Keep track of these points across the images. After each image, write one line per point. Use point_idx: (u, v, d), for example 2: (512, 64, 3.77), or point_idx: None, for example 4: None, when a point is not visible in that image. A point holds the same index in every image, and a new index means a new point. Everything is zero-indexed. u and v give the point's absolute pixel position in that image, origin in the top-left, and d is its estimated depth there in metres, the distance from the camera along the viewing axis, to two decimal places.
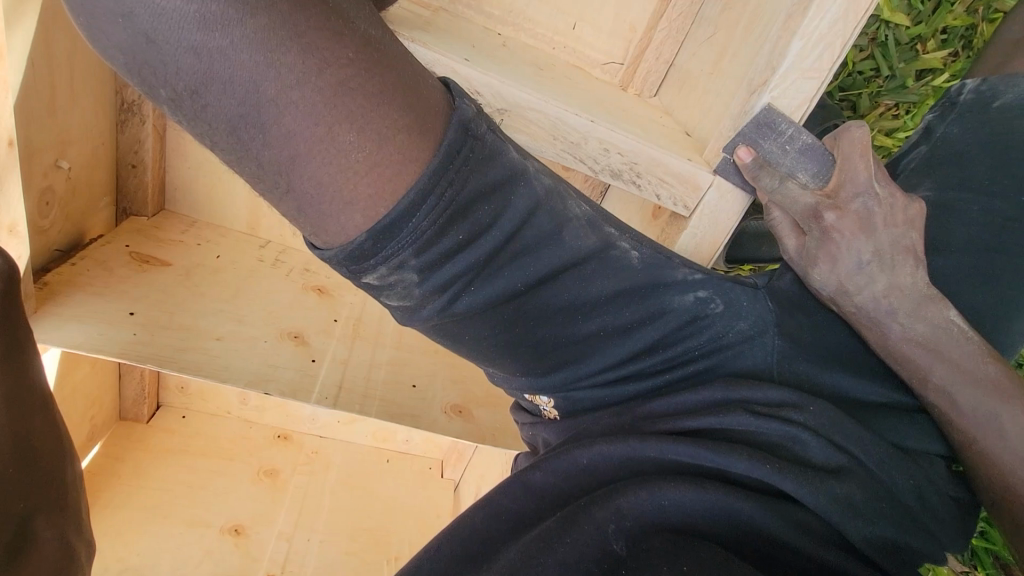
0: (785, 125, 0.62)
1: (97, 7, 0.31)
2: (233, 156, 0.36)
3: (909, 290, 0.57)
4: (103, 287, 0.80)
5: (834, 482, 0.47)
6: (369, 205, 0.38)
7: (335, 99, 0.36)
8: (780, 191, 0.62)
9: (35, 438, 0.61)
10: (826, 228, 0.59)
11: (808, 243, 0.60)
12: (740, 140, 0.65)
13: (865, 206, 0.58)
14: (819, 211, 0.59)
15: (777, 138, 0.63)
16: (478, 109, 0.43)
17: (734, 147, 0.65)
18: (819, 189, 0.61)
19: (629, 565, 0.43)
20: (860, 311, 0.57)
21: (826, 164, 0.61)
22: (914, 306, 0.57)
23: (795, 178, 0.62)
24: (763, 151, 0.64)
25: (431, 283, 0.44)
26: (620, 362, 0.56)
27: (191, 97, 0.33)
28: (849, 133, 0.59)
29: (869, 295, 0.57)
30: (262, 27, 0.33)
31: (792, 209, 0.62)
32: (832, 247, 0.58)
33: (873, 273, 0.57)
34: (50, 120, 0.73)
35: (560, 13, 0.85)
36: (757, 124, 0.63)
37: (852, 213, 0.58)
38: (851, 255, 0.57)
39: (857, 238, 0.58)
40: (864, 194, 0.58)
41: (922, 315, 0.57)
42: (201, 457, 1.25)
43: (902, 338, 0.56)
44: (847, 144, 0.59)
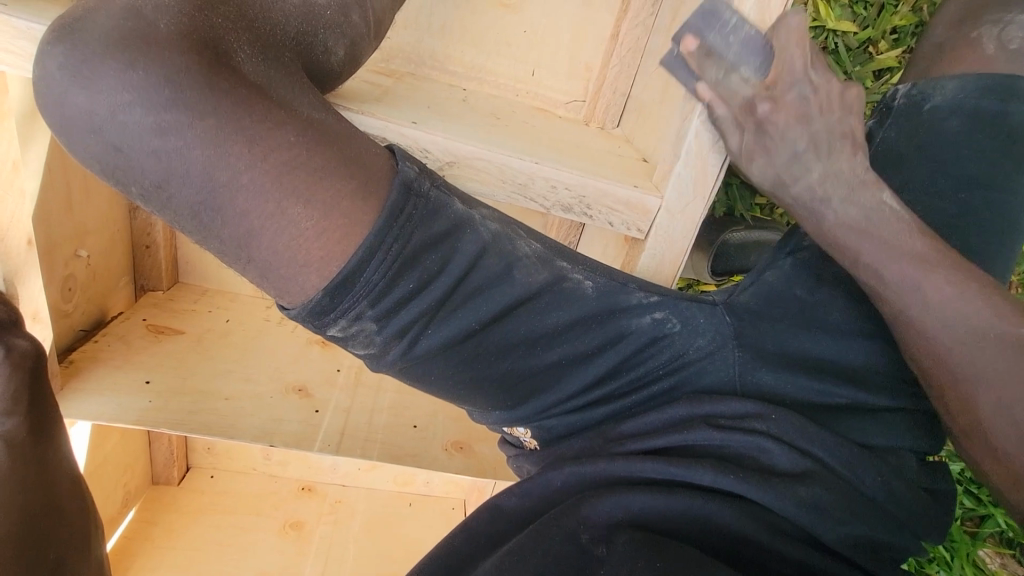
0: (730, 15, 0.58)
1: (77, 129, 0.38)
2: (198, 236, 0.42)
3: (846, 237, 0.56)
4: (121, 361, 0.86)
5: (799, 486, 0.48)
6: (321, 266, 0.43)
7: (281, 177, 0.41)
8: (723, 85, 0.60)
9: (65, 506, 0.68)
10: (761, 120, 0.60)
11: (746, 137, 0.61)
12: (687, 30, 0.59)
13: (801, 95, 0.58)
14: (754, 103, 0.60)
15: (723, 27, 0.58)
16: (420, 169, 0.48)
17: (679, 38, 0.60)
18: (760, 81, 0.59)
19: (610, 562, 0.45)
20: None
21: (767, 57, 0.59)
22: None
23: (738, 71, 0.60)
24: (709, 40, 0.59)
25: (390, 330, 0.48)
26: (587, 388, 0.58)
27: (157, 190, 0.39)
28: (788, 19, 0.56)
29: (804, 184, 0.59)
30: (210, 126, 0.39)
31: (732, 104, 0.61)
32: (770, 139, 0.60)
33: (807, 162, 0.58)
34: (68, 217, 0.82)
35: (520, 62, 0.92)
36: (704, 12, 0.58)
37: (788, 104, 0.58)
38: (786, 146, 0.59)
39: (792, 126, 0.58)
40: (800, 83, 0.58)
41: (856, 199, 0.56)
42: (229, 515, 1.29)
43: (836, 223, 0.56)
44: (784, 32, 0.57)
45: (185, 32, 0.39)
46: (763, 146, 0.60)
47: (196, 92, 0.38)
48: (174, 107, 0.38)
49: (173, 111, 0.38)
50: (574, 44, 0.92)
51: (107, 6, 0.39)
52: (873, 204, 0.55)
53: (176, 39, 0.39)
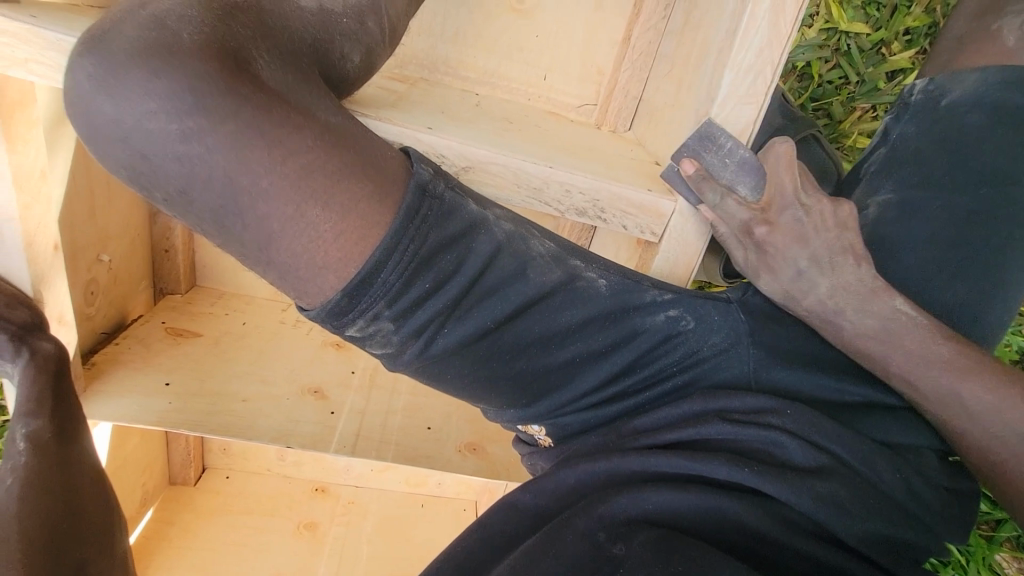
0: (725, 139, 0.62)
1: (105, 136, 0.40)
2: (220, 239, 0.43)
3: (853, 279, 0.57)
4: (141, 363, 0.88)
5: (815, 481, 0.48)
6: (339, 267, 0.44)
7: (300, 181, 0.42)
8: (721, 206, 0.61)
9: (88, 506, 0.69)
10: (761, 240, 0.60)
11: (749, 256, 0.61)
12: (684, 152, 0.63)
13: (796, 218, 0.58)
14: (750, 226, 0.60)
15: (718, 152, 0.62)
16: (435, 171, 0.49)
17: (678, 159, 0.63)
18: (755, 202, 0.61)
19: (627, 565, 0.44)
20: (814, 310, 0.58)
21: (760, 178, 0.61)
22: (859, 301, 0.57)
23: (734, 191, 0.61)
24: (706, 163, 0.62)
25: (406, 329, 0.49)
26: (601, 386, 0.59)
27: (181, 196, 0.41)
28: (776, 147, 0.59)
29: (816, 297, 0.58)
30: (232, 133, 0.40)
31: (732, 225, 0.62)
32: (771, 258, 0.59)
33: (814, 277, 0.58)
34: (92, 223, 0.84)
35: (531, 67, 0.93)
36: (700, 136, 0.62)
37: (783, 226, 0.58)
38: (790, 263, 0.58)
39: (791, 248, 0.58)
40: (793, 207, 0.58)
41: (869, 310, 0.56)
42: (245, 516, 1.31)
43: (855, 333, 0.57)
44: (773, 159, 0.59)
45: (207, 41, 0.40)
46: (766, 265, 0.59)
47: (217, 99, 0.39)
48: (198, 114, 0.39)
49: (196, 117, 0.39)
50: (586, 48, 0.93)
51: (131, 18, 0.40)
52: (889, 313, 0.56)
53: (198, 47, 0.40)
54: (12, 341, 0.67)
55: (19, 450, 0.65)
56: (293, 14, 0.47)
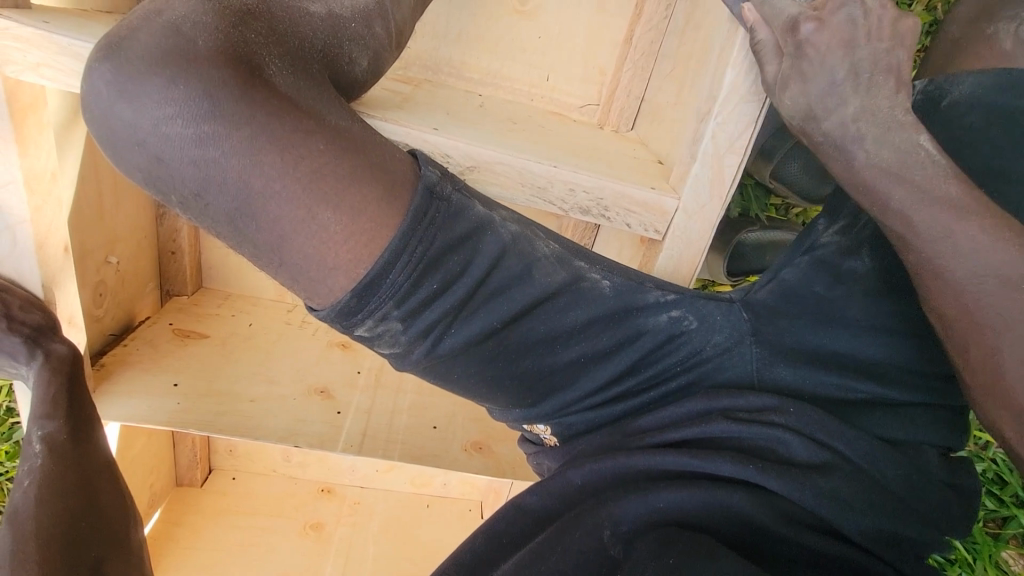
0: None
1: (120, 142, 0.40)
2: (233, 241, 0.44)
3: (883, 112, 0.53)
4: (149, 363, 0.89)
5: (819, 478, 0.49)
6: (350, 268, 0.45)
7: (311, 184, 0.43)
8: (769, 2, 0.56)
9: (102, 503, 0.69)
10: (802, 42, 0.54)
11: (785, 62, 0.56)
12: None
13: (848, 18, 0.53)
14: (798, 22, 0.54)
15: None
16: (442, 173, 0.50)
17: None
18: (808, 3, 0.55)
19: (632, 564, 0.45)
20: None
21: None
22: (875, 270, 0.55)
23: None
24: None
25: (414, 330, 0.50)
26: (606, 385, 0.59)
27: (195, 199, 0.41)
28: None
29: (841, 116, 0.54)
30: (245, 137, 0.41)
31: (774, 25, 0.56)
32: (807, 63, 0.54)
33: (846, 94, 0.54)
34: (100, 225, 0.85)
35: (534, 68, 0.94)
36: None
37: (834, 24, 0.53)
38: (824, 73, 0.54)
39: (834, 53, 0.53)
40: (849, 5, 0.53)
41: (891, 141, 0.53)
42: (251, 516, 1.32)
43: (867, 164, 0.53)
44: None
45: (221, 47, 0.41)
46: (798, 71, 0.55)
47: (231, 104, 0.40)
48: (212, 119, 0.40)
49: (211, 123, 0.40)
50: (588, 48, 0.93)
51: (147, 24, 0.41)
52: (909, 146, 0.52)
53: (212, 53, 0.41)
54: (28, 343, 0.69)
55: (35, 453, 0.67)
56: (303, 18, 0.47)
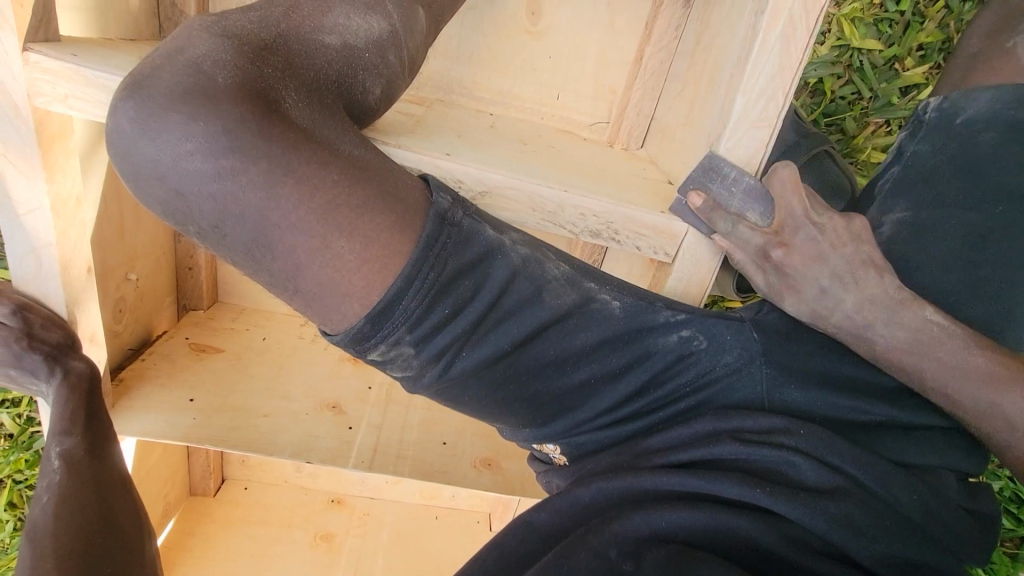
0: (728, 169, 0.65)
1: (143, 177, 0.42)
2: (250, 269, 0.45)
3: (882, 298, 0.58)
4: (166, 378, 0.90)
5: (830, 503, 0.48)
6: (363, 295, 0.46)
7: (326, 215, 0.44)
8: (734, 234, 0.62)
9: (118, 516, 0.71)
10: None
11: (770, 279, 0.61)
12: (690, 184, 0.65)
13: (809, 238, 0.60)
14: (767, 251, 0.61)
15: (723, 181, 0.64)
16: (453, 199, 0.51)
17: (685, 191, 0.65)
18: (766, 227, 0.62)
19: None
20: (839, 324, 0.59)
21: (768, 205, 0.62)
22: (887, 313, 0.58)
23: (745, 218, 0.63)
24: (713, 192, 0.64)
25: (426, 354, 0.50)
26: (616, 406, 0.59)
27: (214, 230, 0.43)
28: (779, 172, 0.61)
29: (843, 312, 0.58)
30: (263, 171, 0.42)
31: (747, 250, 0.62)
32: (792, 279, 0.60)
33: (839, 293, 0.58)
34: (121, 244, 0.87)
35: (544, 86, 0.95)
36: (703, 169, 0.65)
37: (798, 248, 0.60)
38: (811, 282, 0.59)
39: (811, 266, 0.59)
40: (805, 227, 0.60)
41: (899, 321, 0.57)
42: (262, 526, 1.33)
43: (889, 349, 0.57)
44: (778, 182, 0.61)
45: (240, 85, 0.42)
46: (789, 287, 0.60)
47: (250, 140, 0.42)
48: (231, 154, 0.41)
49: (230, 156, 0.41)
50: (598, 68, 0.94)
51: (169, 62, 0.43)
52: (918, 324, 0.57)
53: (232, 91, 0.42)
54: (47, 360, 0.71)
55: (53, 468, 0.68)
56: (318, 50, 0.48)
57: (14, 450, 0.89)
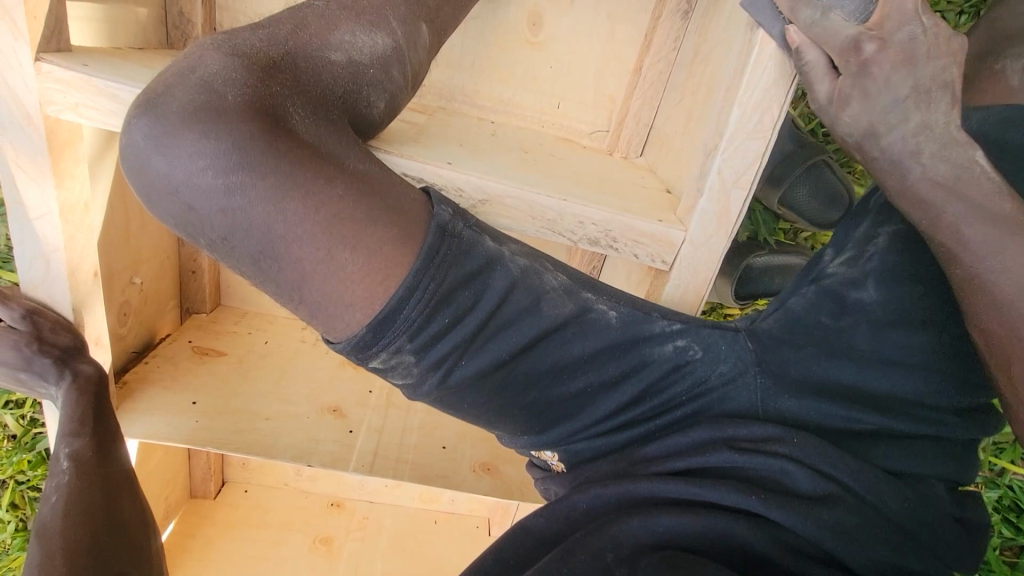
0: None
1: (156, 191, 0.43)
2: (257, 280, 0.46)
3: (946, 125, 0.56)
4: (169, 381, 0.92)
5: (822, 510, 0.50)
6: (366, 305, 0.47)
7: (331, 228, 0.45)
8: (819, 23, 0.58)
9: (125, 516, 0.71)
10: (866, 60, 0.57)
11: (844, 79, 0.59)
12: None
13: (910, 35, 0.56)
14: (859, 41, 0.57)
15: None
16: (454, 211, 0.52)
17: None
18: (860, 20, 0.58)
19: None
20: (887, 145, 0.58)
21: (865, 2, 0.58)
22: (941, 142, 0.56)
23: (833, 10, 0.58)
24: None
25: (426, 362, 0.52)
26: (613, 414, 0.61)
27: (222, 242, 0.44)
28: None
29: (900, 134, 0.57)
30: (271, 186, 0.43)
31: (830, 43, 0.58)
32: (870, 81, 0.57)
33: (909, 108, 0.56)
34: (126, 248, 0.88)
35: (545, 95, 0.96)
36: None
37: (897, 43, 0.56)
38: (889, 90, 0.57)
39: (898, 69, 0.56)
40: (911, 23, 0.56)
41: (948, 153, 0.56)
42: (263, 529, 1.34)
43: (924, 180, 0.57)
44: None
45: (249, 102, 0.44)
46: (862, 89, 0.58)
47: (259, 155, 0.43)
48: (241, 169, 0.43)
49: (239, 172, 0.43)
50: (598, 77, 0.96)
51: (181, 80, 0.44)
52: (966, 158, 0.55)
53: (242, 109, 0.43)
54: (56, 363, 0.73)
55: (63, 469, 0.70)
56: (325, 68, 0.50)
57: (18, 450, 0.90)
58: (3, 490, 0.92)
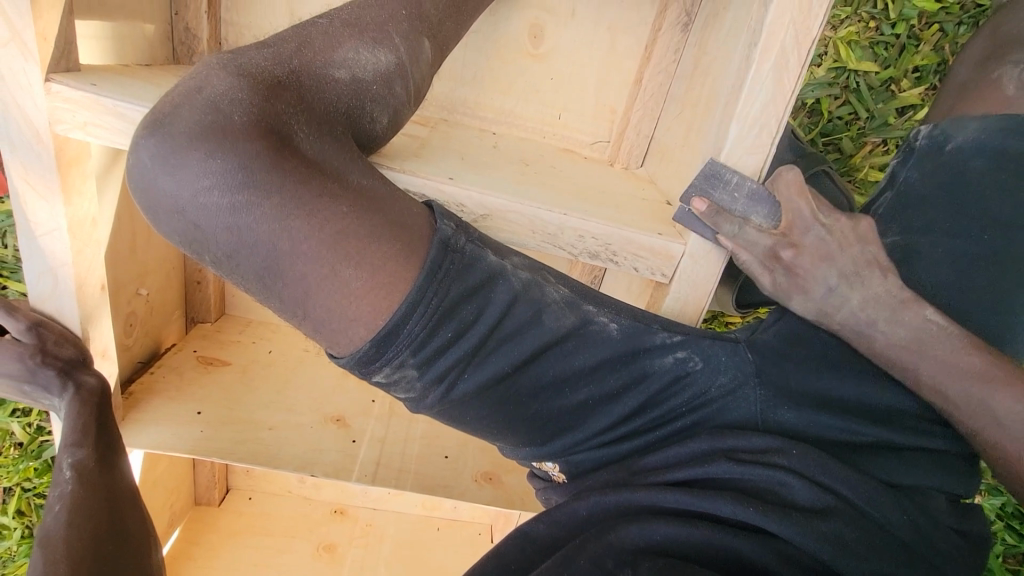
0: (731, 175, 0.64)
1: (162, 211, 0.44)
2: (261, 295, 0.47)
3: (885, 297, 0.60)
4: (174, 391, 0.92)
5: (821, 522, 0.50)
6: (370, 320, 0.47)
7: (335, 244, 0.46)
8: (743, 236, 0.63)
9: (126, 527, 0.73)
10: (789, 264, 0.62)
11: (778, 279, 0.63)
12: (693, 192, 0.64)
13: (819, 238, 0.61)
14: (778, 251, 0.62)
15: (726, 187, 0.64)
16: (457, 226, 0.53)
17: (687, 198, 0.64)
18: (774, 228, 0.63)
19: None
20: (843, 321, 0.61)
21: (774, 207, 0.63)
22: (890, 312, 0.60)
23: (751, 220, 0.64)
24: (717, 199, 0.64)
25: (428, 376, 0.52)
26: (614, 425, 0.61)
27: (227, 258, 0.45)
28: (785, 176, 0.63)
29: (850, 308, 0.61)
30: (275, 205, 0.44)
31: (756, 252, 0.64)
32: (800, 279, 0.62)
33: (846, 291, 0.61)
34: (132, 260, 0.89)
35: (546, 107, 0.97)
36: (707, 175, 0.64)
37: (809, 247, 0.61)
38: (820, 282, 0.61)
39: (819, 267, 0.61)
40: (814, 228, 0.61)
41: (900, 319, 0.59)
42: (266, 536, 1.34)
43: (885, 345, 0.60)
44: (784, 186, 0.62)
45: (253, 122, 0.45)
46: (799, 286, 0.62)
47: (263, 175, 0.44)
48: (245, 189, 0.43)
49: (244, 192, 0.43)
50: (599, 88, 0.96)
51: (188, 101, 0.45)
52: (919, 322, 0.59)
53: (247, 129, 0.44)
54: (61, 376, 0.73)
55: (66, 479, 0.70)
56: (329, 85, 0.51)
57: (25, 458, 0.91)
58: (10, 497, 0.93)
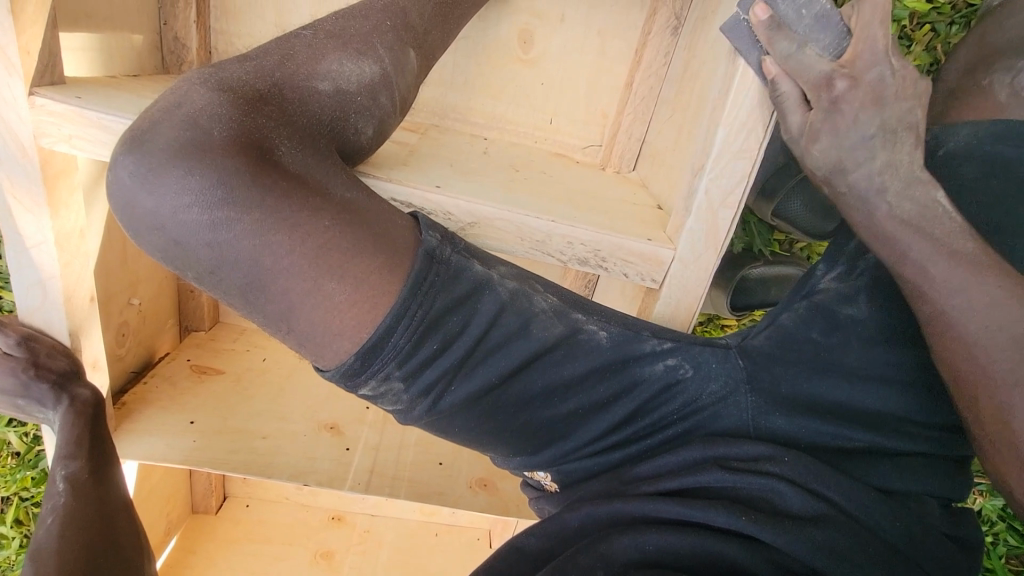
0: None
1: (143, 229, 0.44)
2: (245, 310, 0.47)
3: (907, 164, 0.56)
4: (167, 401, 0.92)
5: (814, 530, 0.49)
6: (354, 334, 0.47)
7: (318, 259, 0.46)
8: (795, 57, 0.57)
9: (120, 538, 0.71)
10: (836, 97, 0.57)
11: (813, 116, 0.58)
12: None
13: (880, 76, 0.55)
14: (831, 80, 0.56)
15: None
16: (442, 236, 0.53)
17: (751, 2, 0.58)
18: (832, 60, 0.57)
19: None
20: (853, 181, 0.58)
21: (840, 37, 0.57)
22: (903, 182, 0.56)
23: (808, 46, 0.57)
24: (781, 10, 0.57)
25: (415, 389, 0.52)
26: (605, 434, 0.61)
27: (209, 274, 0.45)
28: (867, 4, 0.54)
29: (866, 169, 0.57)
30: (257, 220, 0.44)
31: (802, 78, 0.58)
32: (839, 117, 0.57)
33: (876, 147, 0.56)
34: (123, 270, 0.89)
35: (537, 112, 0.97)
36: None
37: (866, 83, 0.55)
38: (857, 129, 0.56)
39: (866, 109, 0.55)
40: (880, 65, 0.55)
41: (911, 194, 0.55)
42: (263, 544, 1.34)
43: (887, 216, 0.56)
44: (867, 10, 0.54)
45: (234, 138, 0.44)
46: (830, 126, 0.57)
47: (244, 190, 0.43)
48: (226, 205, 0.43)
49: (225, 208, 0.43)
50: (589, 93, 0.96)
51: (168, 118, 0.45)
52: (927, 201, 0.55)
53: (228, 145, 0.44)
54: (54, 388, 0.73)
55: (59, 491, 0.70)
56: (312, 98, 0.50)
57: (20, 468, 0.91)
58: (5, 508, 0.93)
